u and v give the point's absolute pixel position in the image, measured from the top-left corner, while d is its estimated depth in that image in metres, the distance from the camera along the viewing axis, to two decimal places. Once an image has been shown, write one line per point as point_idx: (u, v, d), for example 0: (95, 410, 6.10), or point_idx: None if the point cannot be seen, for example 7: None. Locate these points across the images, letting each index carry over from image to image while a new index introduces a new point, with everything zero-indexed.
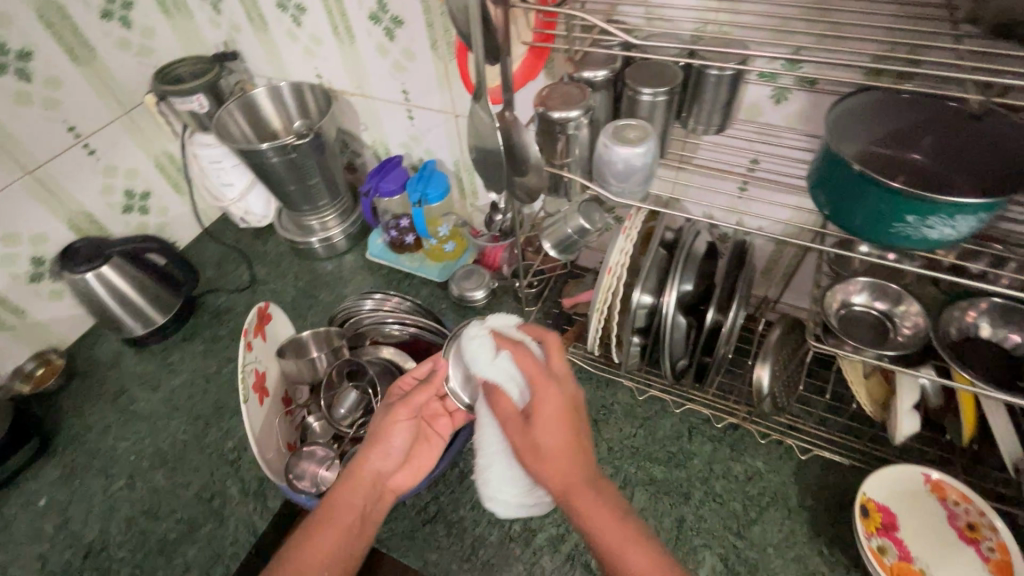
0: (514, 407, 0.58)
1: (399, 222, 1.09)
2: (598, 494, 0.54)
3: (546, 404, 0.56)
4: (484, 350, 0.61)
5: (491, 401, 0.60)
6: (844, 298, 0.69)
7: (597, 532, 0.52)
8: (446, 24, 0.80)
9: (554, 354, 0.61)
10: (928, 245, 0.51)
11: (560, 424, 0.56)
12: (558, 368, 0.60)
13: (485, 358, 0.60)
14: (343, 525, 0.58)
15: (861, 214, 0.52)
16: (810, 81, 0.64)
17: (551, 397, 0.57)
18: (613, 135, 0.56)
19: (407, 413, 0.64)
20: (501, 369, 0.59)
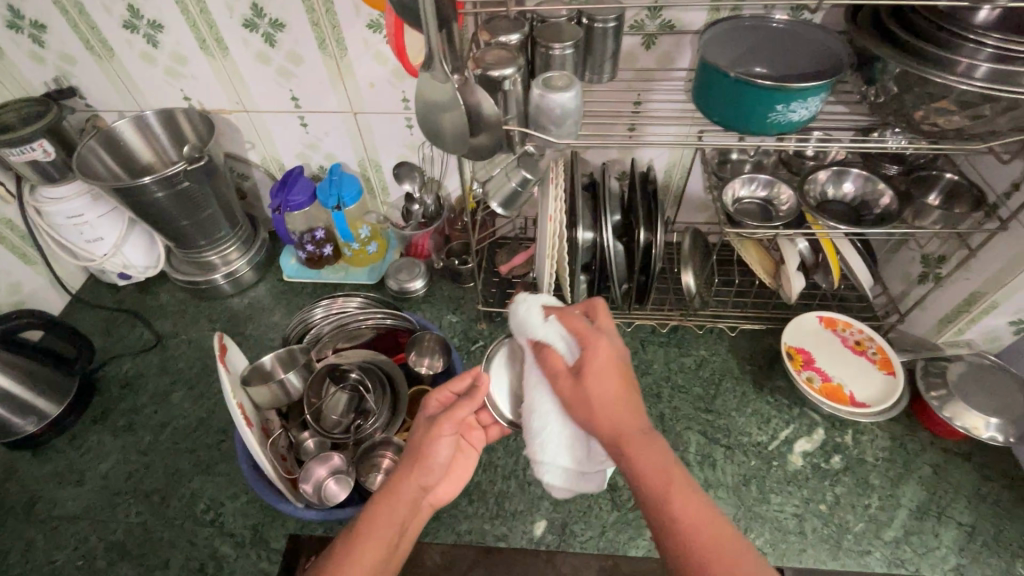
0: (559, 364, 0.63)
1: (314, 235, 1.06)
2: (647, 439, 0.56)
3: (598, 357, 0.61)
4: (536, 316, 0.67)
5: (542, 360, 0.65)
6: (734, 195, 0.86)
7: (644, 474, 0.53)
8: (334, 21, 0.81)
9: (602, 318, 0.66)
10: (792, 127, 0.67)
11: (613, 377, 0.60)
12: (608, 330, 0.65)
13: (537, 321, 0.66)
14: (381, 544, 0.56)
15: (745, 114, 0.67)
16: (670, 25, 0.78)
17: (603, 360, 0.61)
18: (543, 85, 0.63)
19: (451, 427, 0.64)
20: (551, 329, 0.65)
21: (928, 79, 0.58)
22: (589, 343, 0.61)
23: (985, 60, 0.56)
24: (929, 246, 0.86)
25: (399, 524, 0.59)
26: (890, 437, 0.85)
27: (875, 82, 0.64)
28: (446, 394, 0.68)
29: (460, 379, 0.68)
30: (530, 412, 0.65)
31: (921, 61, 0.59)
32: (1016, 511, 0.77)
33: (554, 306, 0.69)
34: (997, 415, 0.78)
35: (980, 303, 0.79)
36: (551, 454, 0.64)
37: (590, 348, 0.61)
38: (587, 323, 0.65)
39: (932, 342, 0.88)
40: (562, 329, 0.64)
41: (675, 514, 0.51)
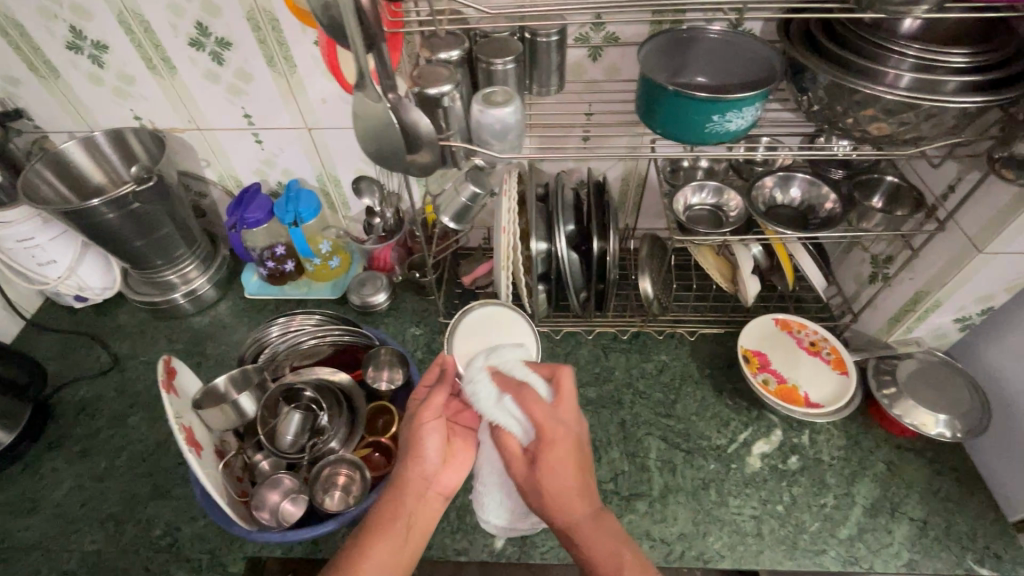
0: (517, 451, 0.62)
1: (274, 251, 1.05)
2: (599, 526, 0.58)
3: (553, 452, 0.60)
4: (489, 396, 0.64)
5: (497, 440, 0.64)
6: (685, 202, 0.87)
7: (595, 561, 0.56)
8: (281, 39, 0.81)
9: (563, 394, 0.64)
10: (730, 137, 0.69)
11: (572, 469, 0.60)
12: (565, 410, 0.63)
13: (491, 402, 0.63)
14: (389, 541, 0.59)
15: (684, 124, 0.68)
16: (614, 38, 0.80)
17: (559, 453, 0.60)
18: (483, 102, 0.64)
19: (430, 416, 0.64)
20: (506, 411, 0.62)
21: (856, 89, 0.60)
22: (544, 433, 0.60)
23: (909, 71, 0.58)
24: (876, 248, 0.88)
25: (405, 517, 0.61)
26: (846, 436, 0.86)
27: (809, 91, 0.65)
28: (425, 387, 0.69)
29: (429, 373, 0.70)
30: (479, 477, 0.70)
31: (850, 72, 0.61)
32: (966, 505, 0.78)
33: (510, 376, 0.66)
34: (945, 411, 0.80)
35: (925, 302, 0.80)
36: (487, 509, 0.71)
37: (546, 439, 0.60)
38: (545, 402, 0.63)
39: (884, 341, 0.90)
40: (518, 411, 0.62)
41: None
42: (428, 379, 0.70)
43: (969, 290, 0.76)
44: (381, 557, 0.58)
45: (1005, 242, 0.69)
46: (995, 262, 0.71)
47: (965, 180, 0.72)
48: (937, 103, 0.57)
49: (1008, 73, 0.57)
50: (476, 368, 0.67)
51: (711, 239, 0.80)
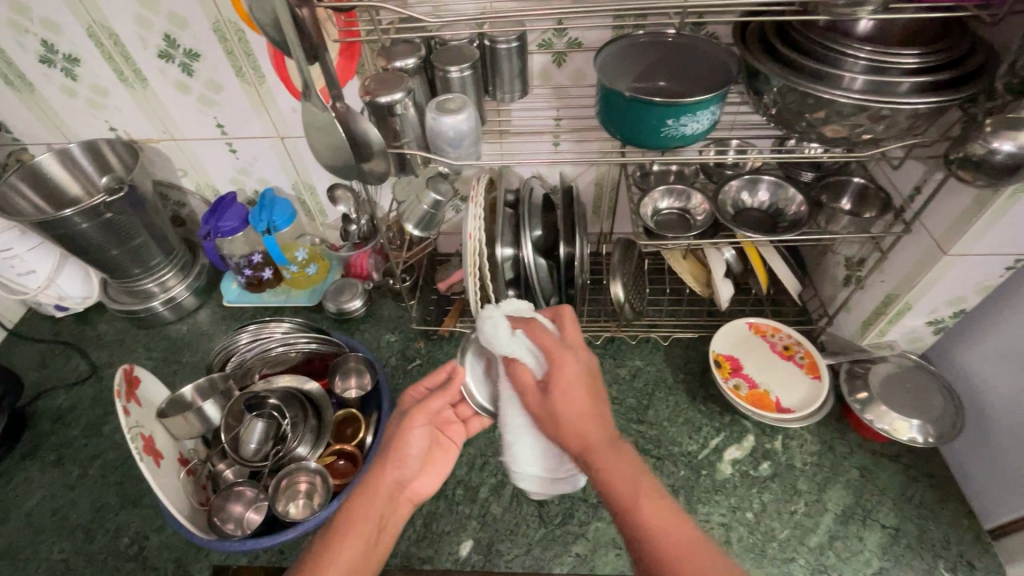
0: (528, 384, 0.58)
1: (251, 260, 1.04)
2: (615, 450, 0.53)
3: (563, 372, 0.57)
4: (502, 329, 0.61)
5: (510, 375, 0.60)
6: (654, 206, 0.86)
7: (612, 480, 0.51)
8: (247, 50, 0.82)
9: (569, 328, 0.62)
10: (688, 141, 0.68)
11: (582, 392, 0.56)
12: (573, 340, 0.61)
13: (503, 334, 0.60)
14: (359, 539, 0.55)
15: (641, 130, 0.67)
16: (577, 43, 0.80)
17: (572, 374, 0.57)
18: (437, 109, 0.64)
19: (421, 419, 0.63)
20: (518, 343, 0.60)
21: (808, 91, 0.59)
22: (554, 356, 0.57)
23: (861, 73, 0.57)
24: (848, 250, 0.87)
25: (376, 517, 0.57)
26: (819, 441, 0.85)
27: (764, 94, 0.65)
28: (424, 389, 0.68)
29: (436, 374, 0.68)
30: (504, 425, 0.61)
31: (802, 75, 0.60)
32: (940, 512, 0.77)
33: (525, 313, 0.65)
34: (918, 416, 0.78)
35: (895, 305, 0.79)
36: (518, 459, 0.61)
37: (557, 363, 0.57)
38: (554, 335, 0.61)
39: (858, 344, 0.88)
40: (528, 342, 0.60)
41: (642, 533, 0.48)
42: (432, 381, 0.68)
43: (939, 292, 0.75)
44: (349, 554, 0.54)
45: (969, 244, 0.68)
46: (962, 263, 0.70)
47: (930, 181, 0.71)
48: (891, 105, 0.56)
49: (961, 74, 0.56)
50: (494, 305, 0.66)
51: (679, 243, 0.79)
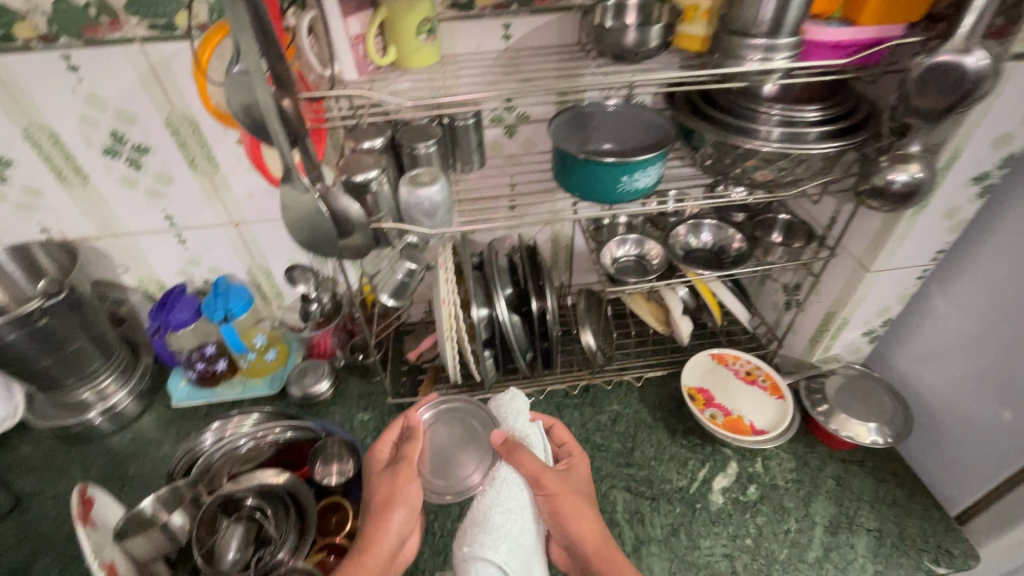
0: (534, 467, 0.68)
1: (203, 351, 0.99)
2: (609, 547, 0.66)
3: (579, 520, 0.66)
4: (531, 431, 0.74)
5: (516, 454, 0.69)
6: (612, 255, 0.92)
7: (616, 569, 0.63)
8: (202, 140, 0.82)
9: (576, 457, 0.77)
10: (640, 194, 0.75)
11: (586, 483, 0.73)
12: (580, 474, 0.74)
13: (525, 423, 0.75)
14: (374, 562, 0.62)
15: (598, 189, 0.73)
16: (526, 117, 0.87)
17: (570, 500, 0.67)
18: (410, 183, 0.67)
19: (411, 472, 0.68)
20: (534, 435, 0.74)
21: (735, 143, 0.68)
22: (575, 456, 0.77)
23: (776, 126, 0.68)
24: (785, 278, 0.97)
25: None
26: (795, 457, 0.90)
27: (700, 148, 0.74)
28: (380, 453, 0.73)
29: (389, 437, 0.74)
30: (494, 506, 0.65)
31: (730, 130, 0.70)
32: (912, 508, 0.83)
33: (505, 437, 0.71)
34: (874, 419, 0.86)
35: (835, 321, 0.88)
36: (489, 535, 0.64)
37: (573, 458, 0.77)
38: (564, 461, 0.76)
39: (809, 361, 0.97)
40: (540, 439, 0.74)
41: None
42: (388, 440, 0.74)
43: (869, 305, 0.85)
44: None
45: (886, 260, 0.78)
46: (882, 277, 0.80)
47: (843, 211, 0.83)
48: (804, 150, 0.66)
49: (853, 123, 0.68)
50: (481, 549, 0.61)
51: (643, 287, 0.85)
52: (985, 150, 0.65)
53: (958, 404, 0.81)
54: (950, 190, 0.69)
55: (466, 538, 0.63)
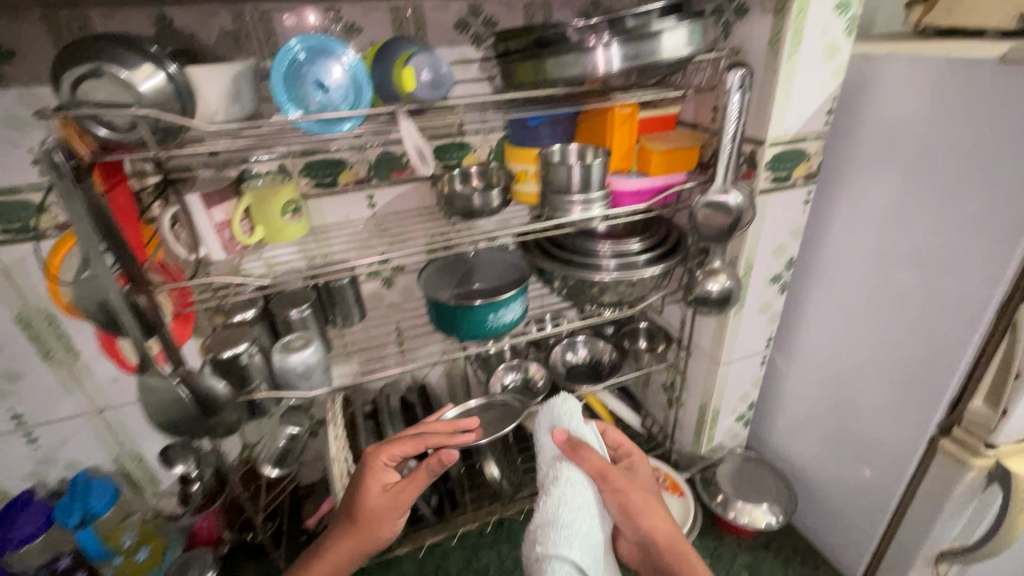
0: (599, 463, 0.64)
1: (54, 566, 0.84)
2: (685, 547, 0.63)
3: (651, 515, 0.64)
4: (590, 434, 0.70)
5: (580, 453, 0.65)
6: (500, 381, 0.96)
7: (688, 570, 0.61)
8: (59, 331, 0.79)
9: (634, 455, 0.72)
10: (510, 327, 0.82)
11: (649, 479, 0.70)
12: (641, 470, 0.70)
13: (580, 424, 0.70)
14: (352, 545, 0.67)
15: (471, 329, 0.79)
16: (401, 267, 0.94)
17: (637, 495, 0.64)
18: (283, 350, 0.69)
19: (378, 466, 0.68)
20: (590, 435, 0.69)
21: (582, 276, 0.78)
22: (632, 451, 0.73)
23: (611, 257, 0.79)
24: (661, 378, 1.06)
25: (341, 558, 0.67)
26: (708, 555, 0.92)
27: (555, 282, 0.84)
28: (383, 460, 0.69)
29: (396, 448, 0.69)
30: (563, 501, 0.61)
31: (576, 265, 0.80)
32: None
33: (567, 436, 0.68)
34: (765, 501, 0.92)
35: (709, 412, 0.96)
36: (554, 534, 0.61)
37: (627, 453, 0.73)
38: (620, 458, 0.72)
39: (700, 454, 1.03)
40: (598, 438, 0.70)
41: None
42: (392, 452, 0.69)
43: (730, 393, 0.95)
44: None
45: (731, 353, 0.89)
46: (732, 368, 0.91)
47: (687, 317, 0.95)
48: (634, 275, 0.77)
49: (671, 247, 0.81)
50: (555, 546, 0.57)
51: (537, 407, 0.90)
52: (769, 258, 0.80)
53: (827, 467, 0.89)
54: (756, 289, 0.83)
55: (535, 534, 0.60)
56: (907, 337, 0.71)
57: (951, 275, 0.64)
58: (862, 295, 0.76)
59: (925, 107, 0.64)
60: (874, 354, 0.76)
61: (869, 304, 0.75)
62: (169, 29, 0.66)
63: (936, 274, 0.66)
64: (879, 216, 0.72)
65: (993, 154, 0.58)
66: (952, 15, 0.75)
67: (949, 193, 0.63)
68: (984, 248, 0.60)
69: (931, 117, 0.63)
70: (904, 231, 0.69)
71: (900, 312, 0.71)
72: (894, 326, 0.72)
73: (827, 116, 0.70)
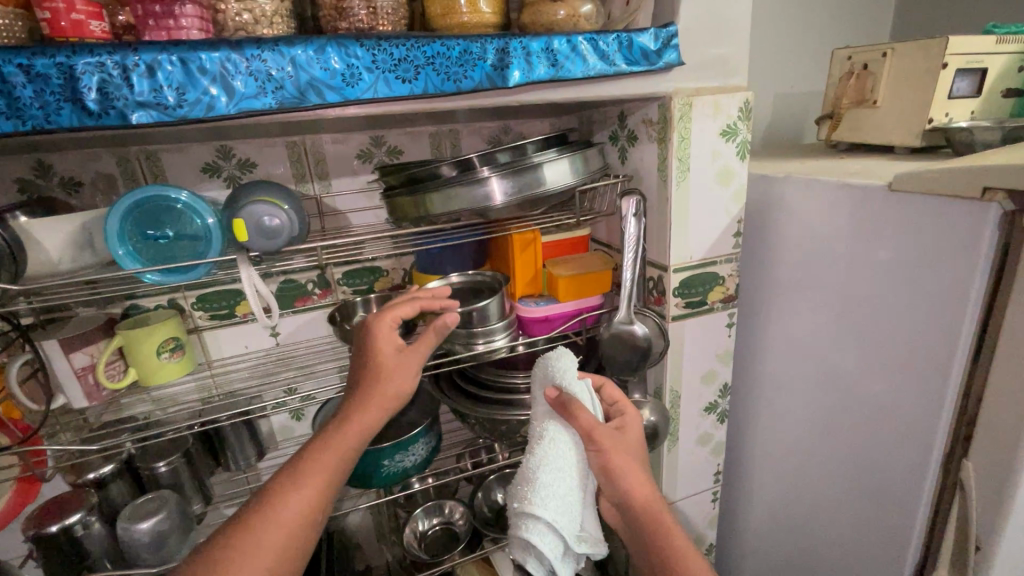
0: (587, 417, 0.51)
1: None
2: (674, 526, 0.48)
3: (637, 482, 0.49)
4: (583, 390, 0.54)
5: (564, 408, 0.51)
6: (415, 530, 0.84)
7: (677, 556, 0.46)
8: None
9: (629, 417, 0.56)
10: (412, 472, 0.72)
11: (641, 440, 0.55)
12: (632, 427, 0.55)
13: (571, 372, 0.54)
14: (338, 455, 0.51)
15: (367, 476, 0.68)
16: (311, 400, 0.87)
17: (622, 458, 0.49)
18: (129, 515, 0.59)
19: (383, 318, 0.58)
20: (581, 388, 0.53)
21: (499, 416, 0.69)
22: (626, 408, 0.57)
23: (527, 392, 0.72)
24: None
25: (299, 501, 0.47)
26: None
27: (472, 424, 0.73)
28: (388, 321, 0.58)
29: (397, 311, 0.58)
30: (541, 463, 0.52)
31: (487, 401, 0.72)
32: None
33: (558, 392, 0.53)
34: None
35: None
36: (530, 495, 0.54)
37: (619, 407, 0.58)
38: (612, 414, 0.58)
39: None
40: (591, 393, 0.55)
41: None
42: (402, 313, 0.58)
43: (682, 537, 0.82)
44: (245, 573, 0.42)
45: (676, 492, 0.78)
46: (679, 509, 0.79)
47: None
48: None
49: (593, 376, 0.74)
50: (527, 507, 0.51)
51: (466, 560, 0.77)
52: (699, 386, 0.72)
53: None
54: (690, 420, 0.74)
55: (516, 490, 0.53)
56: (858, 457, 0.61)
57: (888, 411, 0.56)
58: (806, 403, 0.67)
59: (844, 206, 0.58)
60: (827, 471, 0.66)
61: (814, 414, 0.66)
62: (49, 175, 0.65)
63: (876, 393, 0.57)
64: (812, 317, 0.64)
65: (910, 276, 0.51)
66: (857, 133, 0.75)
67: (878, 304, 0.55)
68: (915, 384, 0.53)
69: (849, 219, 0.57)
70: (837, 343, 0.61)
71: (846, 426, 0.62)
72: (842, 441, 0.63)
73: (735, 239, 0.67)
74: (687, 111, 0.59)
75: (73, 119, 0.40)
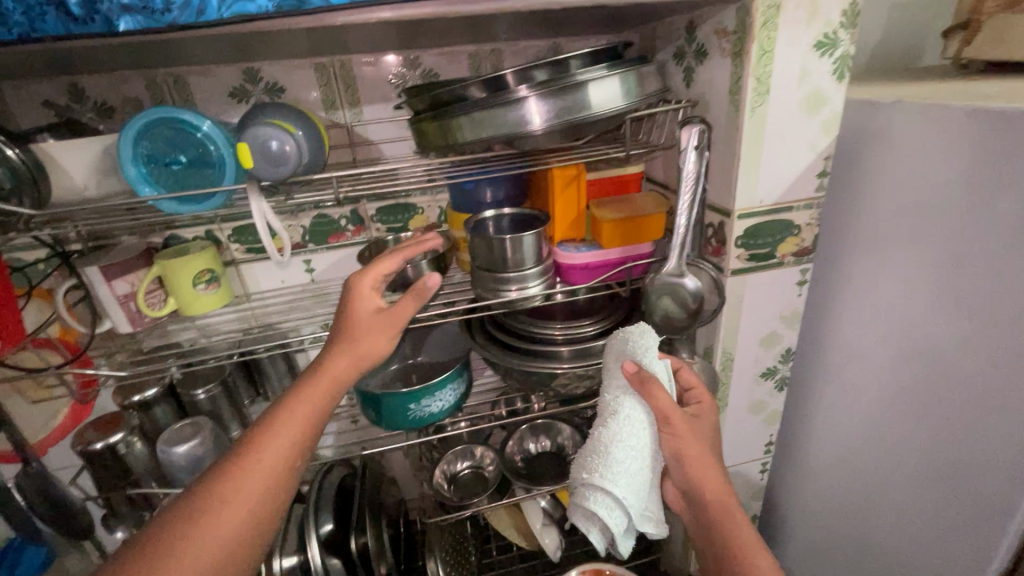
0: (671, 405, 0.45)
1: None
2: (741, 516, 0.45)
3: (707, 470, 0.46)
4: (664, 372, 0.48)
5: (641, 389, 0.46)
6: (448, 469, 0.84)
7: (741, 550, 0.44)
8: None
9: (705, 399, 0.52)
10: (440, 419, 0.69)
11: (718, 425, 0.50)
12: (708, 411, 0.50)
13: (653, 350, 0.48)
14: (307, 412, 0.47)
15: (394, 420, 0.67)
16: None
17: (696, 448, 0.46)
18: (168, 439, 0.61)
19: (371, 278, 0.53)
20: (662, 369, 0.48)
21: (530, 368, 0.64)
22: (705, 392, 0.52)
23: (564, 344, 0.66)
24: None
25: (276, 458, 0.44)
26: None
27: (503, 375, 0.68)
28: (371, 280, 0.53)
29: (385, 266, 0.54)
30: (612, 442, 0.47)
31: (519, 352, 0.67)
32: None
33: (637, 368, 0.47)
34: None
35: None
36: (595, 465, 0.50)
37: (694, 387, 0.53)
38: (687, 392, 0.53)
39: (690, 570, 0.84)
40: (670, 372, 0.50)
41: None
42: (382, 272, 0.54)
43: None
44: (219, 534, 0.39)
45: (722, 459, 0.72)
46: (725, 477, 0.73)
47: None
48: (586, 369, 0.64)
49: None
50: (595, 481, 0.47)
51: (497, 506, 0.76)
52: (756, 349, 0.64)
53: None
54: (744, 386, 0.67)
55: (582, 460, 0.49)
56: (940, 446, 0.52)
57: (985, 406, 0.46)
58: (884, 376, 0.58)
59: (967, 139, 0.45)
60: (899, 456, 0.57)
61: (893, 390, 0.57)
62: (82, 99, 0.64)
63: (976, 374, 0.47)
64: (905, 277, 0.53)
65: None
66: (1001, 46, 0.59)
67: (995, 265, 0.44)
68: None
69: (970, 156, 0.45)
70: (933, 311, 0.50)
71: (931, 408, 0.52)
72: (923, 426, 0.53)
73: (819, 180, 0.56)
74: (773, 15, 0.47)
75: (59, 27, 0.37)
